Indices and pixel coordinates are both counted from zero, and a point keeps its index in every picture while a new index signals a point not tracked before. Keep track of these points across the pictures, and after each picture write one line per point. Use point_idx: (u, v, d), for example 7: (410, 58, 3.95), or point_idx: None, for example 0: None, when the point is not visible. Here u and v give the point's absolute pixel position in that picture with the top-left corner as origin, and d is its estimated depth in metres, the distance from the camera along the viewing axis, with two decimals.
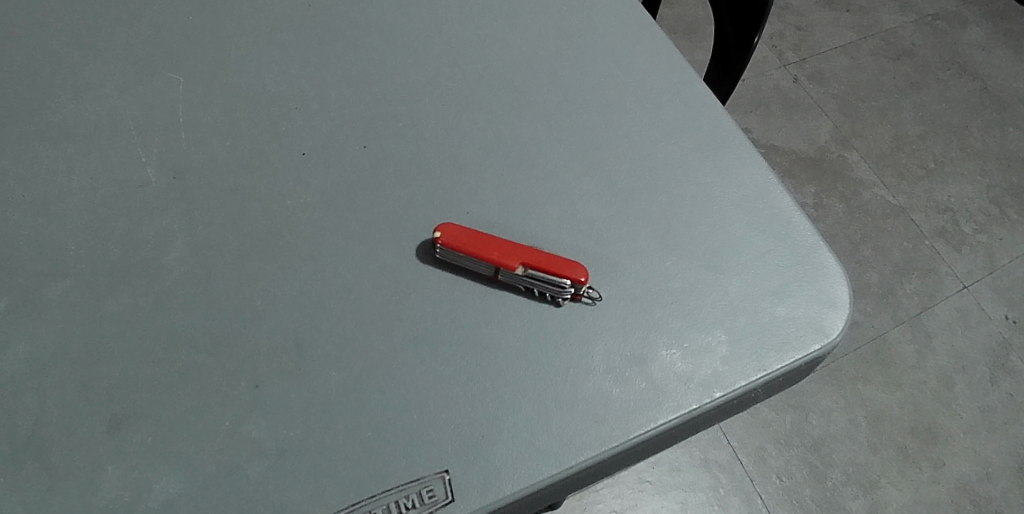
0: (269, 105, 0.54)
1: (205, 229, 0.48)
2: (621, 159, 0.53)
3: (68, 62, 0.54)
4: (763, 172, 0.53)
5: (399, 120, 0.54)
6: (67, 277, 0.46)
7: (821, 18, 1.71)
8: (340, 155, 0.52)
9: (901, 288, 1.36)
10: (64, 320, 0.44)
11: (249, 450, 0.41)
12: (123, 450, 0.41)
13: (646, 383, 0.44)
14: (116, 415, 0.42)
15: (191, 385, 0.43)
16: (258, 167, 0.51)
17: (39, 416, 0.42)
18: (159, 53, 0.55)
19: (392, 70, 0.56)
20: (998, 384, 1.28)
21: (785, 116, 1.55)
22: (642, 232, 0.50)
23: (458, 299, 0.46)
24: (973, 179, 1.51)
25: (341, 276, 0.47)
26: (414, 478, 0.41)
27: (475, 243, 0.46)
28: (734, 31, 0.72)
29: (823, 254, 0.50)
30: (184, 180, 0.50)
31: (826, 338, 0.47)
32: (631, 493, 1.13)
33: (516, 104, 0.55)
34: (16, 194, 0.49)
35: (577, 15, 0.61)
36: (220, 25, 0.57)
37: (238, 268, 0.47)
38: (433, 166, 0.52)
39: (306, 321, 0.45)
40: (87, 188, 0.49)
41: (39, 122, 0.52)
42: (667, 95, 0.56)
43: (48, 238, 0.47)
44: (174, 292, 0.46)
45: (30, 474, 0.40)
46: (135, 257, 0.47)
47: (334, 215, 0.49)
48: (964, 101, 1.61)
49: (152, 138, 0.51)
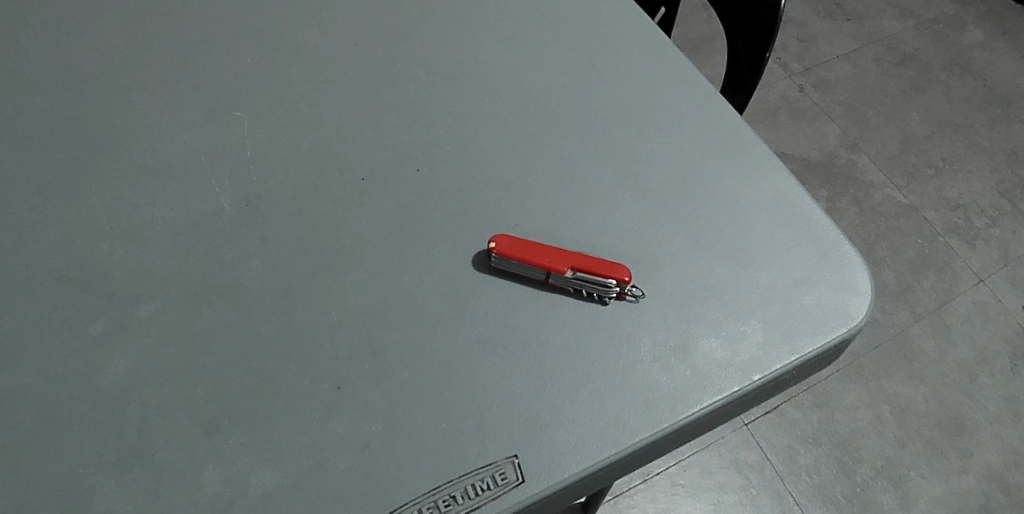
0: (326, 136, 0.59)
1: (278, 250, 0.53)
2: (650, 169, 0.58)
3: (139, 103, 0.59)
4: (783, 176, 0.58)
5: (447, 145, 0.59)
6: (158, 299, 0.51)
7: (822, 28, 1.76)
8: (396, 178, 0.57)
9: (919, 285, 1.39)
10: (159, 337, 0.49)
11: (335, 446, 0.46)
12: (223, 450, 0.45)
13: (690, 370, 0.49)
14: (211, 420, 0.46)
15: (278, 390, 0.47)
16: (321, 192, 0.56)
17: (144, 424, 0.46)
18: (222, 91, 0.60)
19: (436, 99, 0.61)
20: (1020, 373, 1.30)
21: (793, 123, 1.60)
22: (677, 235, 0.54)
23: (514, 304, 0.51)
24: (983, 174, 1.55)
25: (405, 287, 0.52)
26: (487, 462, 0.45)
27: (526, 252, 0.51)
28: (745, 50, 0.77)
29: (844, 247, 0.55)
30: (256, 207, 0.55)
31: (852, 322, 0.51)
32: (664, 496, 1.16)
33: (552, 125, 0.60)
34: (102, 225, 0.53)
35: (602, 42, 0.66)
36: (276, 65, 0.62)
37: (311, 284, 0.52)
38: (480, 184, 0.56)
39: (377, 329, 0.50)
40: (168, 217, 0.54)
41: (118, 160, 0.56)
42: (690, 110, 0.61)
43: (137, 264, 0.52)
44: (255, 309, 0.51)
45: (140, 475, 0.44)
46: (216, 278, 0.52)
47: (395, 233, 0.54)
48: (969, 99, 1.66)
49: (223, 169, 0.56)
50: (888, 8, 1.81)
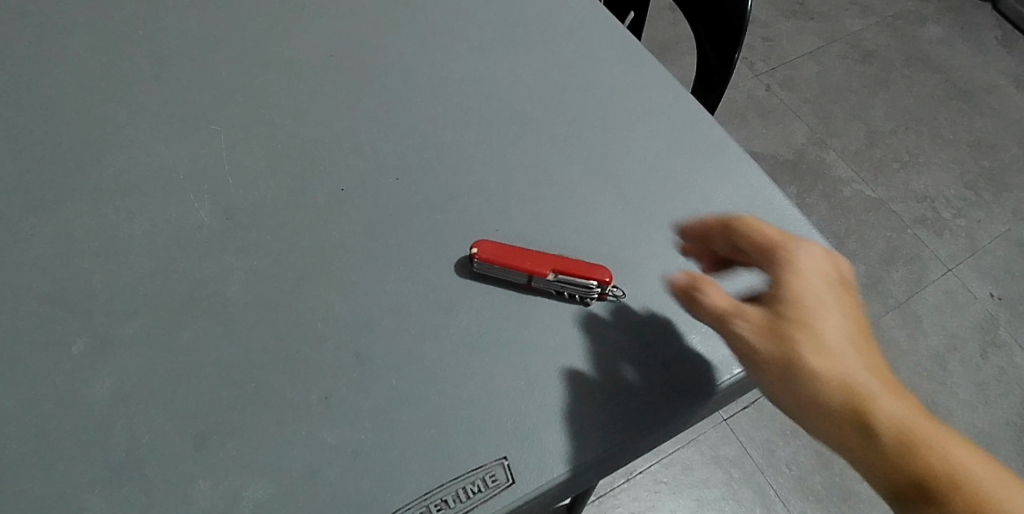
0: (304, 147, 0.59)
1: (260, 262, 0.53)
2: (627, 172, 0.59)
3: (114, 119, 0.59)
4: (755, 174, 0.59)
5: (426, 152, 0.59)
6: (141, 314, 0.50)
7: (787, 27, 1.80)
8: (376, 187, 0.57)
9: (889, 276, 1.42)
10: (143, 353, 0.49)
11: (326, 455, 0.46)
12: (213, 464, 0.46)
13: (672, 366, 0.50)
14: (201, 434, 0.46)
15: (266, 402, 0.48)
16: (302, 203, 0.56)
17: (131, 441, 0.46)
18: (197, 106, 0.60)
19: (414, 107, 0.62)
20: (990, 359, 1.34)
21: (761, 122, 1.63)
22: (655, 236, 0.55)
23: (498, 308, 0.52)
24: (947, 166, 1.59)
25: (389, 295, 0.52)
26: (478, 465, 0.46)
27: (508, 256, 0.52)
28: (714, 53, 0.79)
29: (817, 240, 0.56)
30: (236, 219, 0.55)
31: None
32: (648, 494, 1.17)
33: (529, 131, 0.61)
34: (81, 243, 0.53)
35: (575, 46, 0.67)
36: (251, 78, 0.62)
37: (296, 295, 0.52)
38: (460, 192, 0.57)
39: (363, 338, 0.50)
40: (148, 233, 0.54)
41: (94, 176, 0.56)
42: (664, 112, 0.62)
43: (118, 281, 0.52)
44: (240, 321, 0.51)
45: (130, 492, 0.45)
46: (199, 292, 0.52)
47: (377, 241, 0.54)
48: (931, 94, 1.70)
49: (202, 183, 0.56)
50: (850, 6, 1.85)
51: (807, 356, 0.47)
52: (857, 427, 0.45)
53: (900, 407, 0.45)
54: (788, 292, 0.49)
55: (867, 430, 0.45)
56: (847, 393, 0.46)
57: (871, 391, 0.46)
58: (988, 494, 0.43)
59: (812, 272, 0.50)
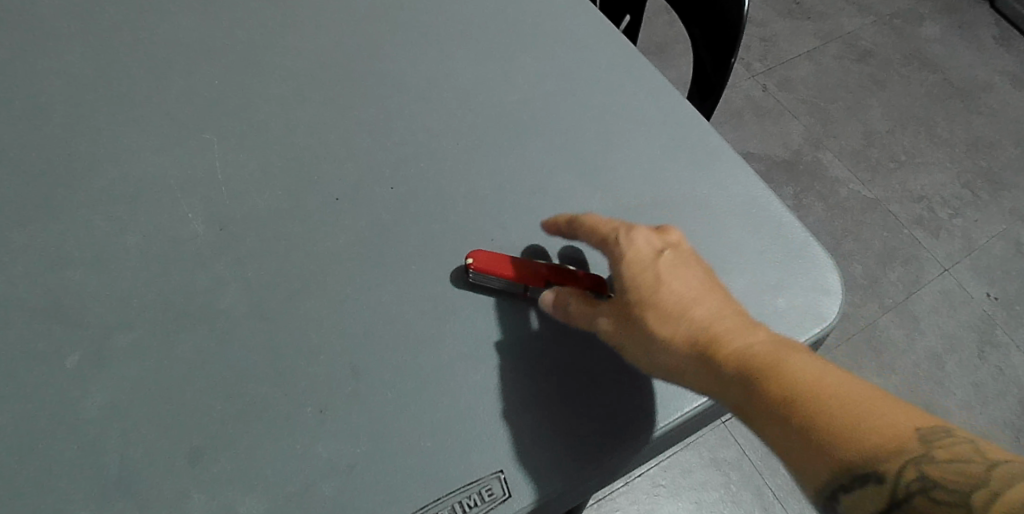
0: (299, 156, 0.58)
1: (255, 272, 0.53)
2: (623, 179, 0.59)
3: (107, 128, 0.58)
4: (751, 180, 0.59)
5: (421, 161, 0.59)
6: (134, 327, 0.50)
7: (784, 27, 1.80)
8: (371, 197, 0.57)
9: (887, 276, 1.42)
10: (136, 367, 0.49)
11: (322, 469, 0.46)
12: (208, 479, 0.45)
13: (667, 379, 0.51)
14: (195, 449, 0.46)
15: (260, 416, 0.47)
16: (296, 213, 0.56)
17: (125, 455, 0.46)
18: (191, 115, 0.60)
19: (409, 115, 0.61)
20: (987, 359, 1.34)
21: (758, 123, 1.63)
22: None
23: (494, 320, 0.52)
24: (944, 166, 1.59)
25: (385, 306, 0.52)
26: (473, 479, 0.47)
27: (504, 267, 0.52)
28: (711, 58, 0.79)
29: (813, 247, 0.57)
30: (230, 230, 0.54)
31: (823, 322, 0.53)
32: (646, 497, 1.17)
33: (525, 138, 0.61)
34: (73, 254, 0.53)
35: (571, 53, 0.66)
36: (245, 86, 0.62)
37: (291, 306, 0.52)
38: (455, 201, 0.57)
39: (358, 350, 0.50)
40: (141, 244, 0.53)
41: (86, 187, 0.56)
42: (658, 117, 0.62)
43: (110, 292, 0.51)
44: (234, 333, 0.50)
45: (124, 507, 0.44)
46: (193, 304, 0.51)
47: (372, 251, 0.54)
48: (928, 93, 1.70)
49: (196, 193, 0.56)
50: (846, 5, 1.85)
51: (657, 316, 0.50)
52: (716, 372, 0.47)
53: (751, 343, 0.47)
54: (631, 258, 0.52)
55: (724, 373, 0.46)
56: (699, 343, 0.48)
57: (720, 333, 0.48)
58: (846, 409, 0.42)
59: (653, 236, 0.52)
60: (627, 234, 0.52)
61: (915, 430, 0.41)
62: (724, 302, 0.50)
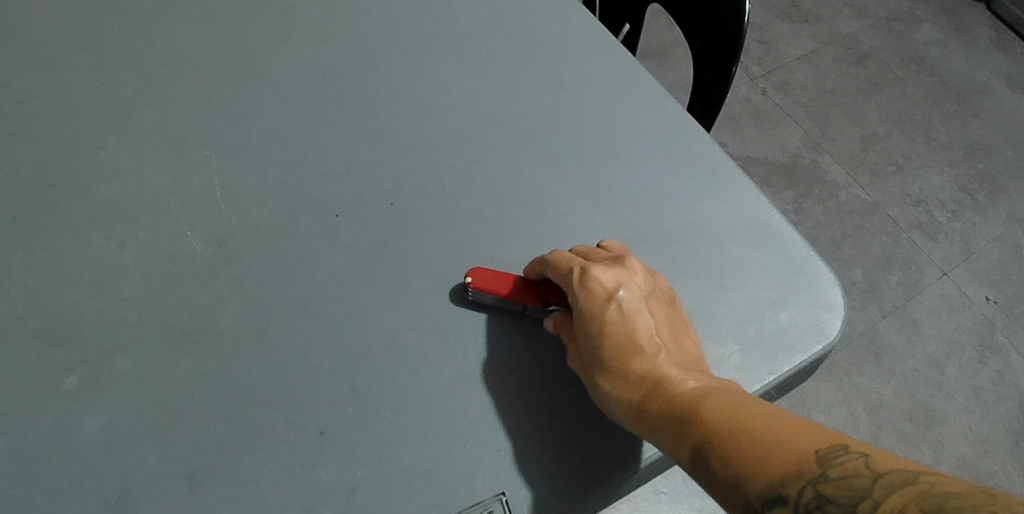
0: (298, 172, 0.58)
1: (254, 291, 0.52)
2: (624, 193, 0.58)
3: (105, 146, 0.58)
4: (753, 193, 0.59)
5: (421, 176, 0.59)
6: (133, 348, 0.50)
7: (782, 30, 1.79)
8: (371, 213, 0.56)
9: (886, 281, 1.42)
10: (135, 390, 0.48)
11: (322, 492, 0.46)
12: (207, 504, 0.45)
13: None
14: (194, 473, 0.46)
15: (259, 439, 0.47)
16: (295, 230, 0.55)
17: (124, 480, 0.45)
18: (189, 131, 0.59)
19: (408, 130, 0.61)
20: (986, 363, 1.34)
21: (757, 126, 1.62)
22: (652, 262, 0.56)
23: (495, 338, 0.52)
24: (942, 169, 1.59)
25: (385, 325, 0.52)
26: (475, 502, 0.46)
27: (504, 285, 0.52)
28: (710, 69, 0.79)
29: (813, 263, 0.56)
30: (229, 248, 0.54)
31: (826, 339, 0.53)
32: (647, 505, 1.17)
33: (525, 153, 0.60)
34: (71, 275, 0.52)
35: (570, 65, 0.66)
36: (244, 101, 0.61)
37: (290, 325, 0.51)
38: (456, 217, 0.57)
39: (359, 370, 0.50)
40: (139, 263, 0.53)
41: (84, 206, 0.55)
42: (658, 130, 0.62)
43: (108, 313, 0.51)
44: (233, 354, 0.50)
45: None
46: (191, 324, 0.51)
47: (372, 269, 0.54)
48: (926, 96, 1.70)
49: (194, 211, 0.56)
50: (845, 8, 1.85)
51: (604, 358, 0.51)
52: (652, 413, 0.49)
53: (689, 385, 0.49)
54: (586, 297, 0.52)
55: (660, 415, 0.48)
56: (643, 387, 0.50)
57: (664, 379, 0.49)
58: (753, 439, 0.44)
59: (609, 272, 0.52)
60: (587, 271, 0.51)
61: (815, 453, 0.42)
62: (671, 342, 0.51)
